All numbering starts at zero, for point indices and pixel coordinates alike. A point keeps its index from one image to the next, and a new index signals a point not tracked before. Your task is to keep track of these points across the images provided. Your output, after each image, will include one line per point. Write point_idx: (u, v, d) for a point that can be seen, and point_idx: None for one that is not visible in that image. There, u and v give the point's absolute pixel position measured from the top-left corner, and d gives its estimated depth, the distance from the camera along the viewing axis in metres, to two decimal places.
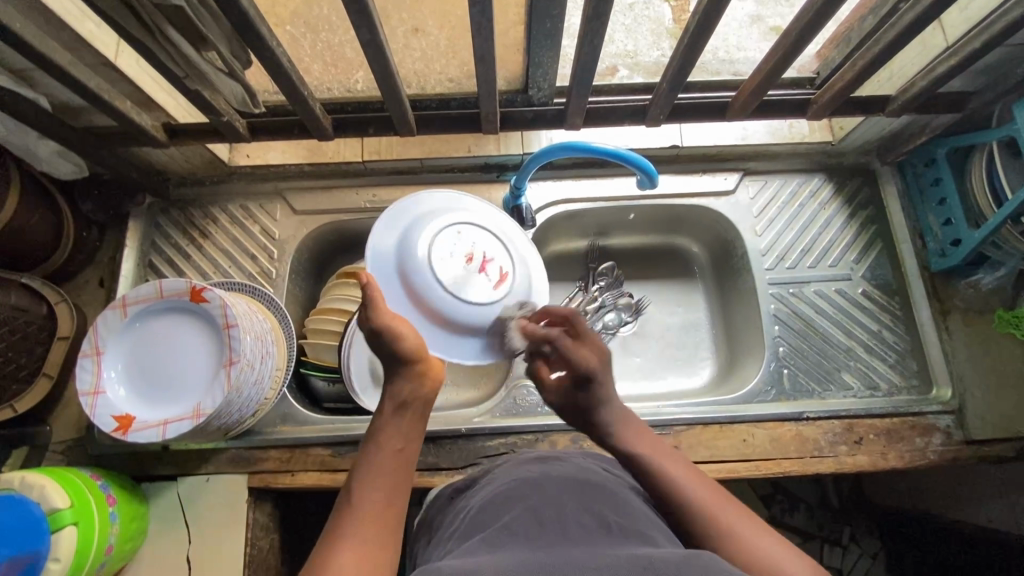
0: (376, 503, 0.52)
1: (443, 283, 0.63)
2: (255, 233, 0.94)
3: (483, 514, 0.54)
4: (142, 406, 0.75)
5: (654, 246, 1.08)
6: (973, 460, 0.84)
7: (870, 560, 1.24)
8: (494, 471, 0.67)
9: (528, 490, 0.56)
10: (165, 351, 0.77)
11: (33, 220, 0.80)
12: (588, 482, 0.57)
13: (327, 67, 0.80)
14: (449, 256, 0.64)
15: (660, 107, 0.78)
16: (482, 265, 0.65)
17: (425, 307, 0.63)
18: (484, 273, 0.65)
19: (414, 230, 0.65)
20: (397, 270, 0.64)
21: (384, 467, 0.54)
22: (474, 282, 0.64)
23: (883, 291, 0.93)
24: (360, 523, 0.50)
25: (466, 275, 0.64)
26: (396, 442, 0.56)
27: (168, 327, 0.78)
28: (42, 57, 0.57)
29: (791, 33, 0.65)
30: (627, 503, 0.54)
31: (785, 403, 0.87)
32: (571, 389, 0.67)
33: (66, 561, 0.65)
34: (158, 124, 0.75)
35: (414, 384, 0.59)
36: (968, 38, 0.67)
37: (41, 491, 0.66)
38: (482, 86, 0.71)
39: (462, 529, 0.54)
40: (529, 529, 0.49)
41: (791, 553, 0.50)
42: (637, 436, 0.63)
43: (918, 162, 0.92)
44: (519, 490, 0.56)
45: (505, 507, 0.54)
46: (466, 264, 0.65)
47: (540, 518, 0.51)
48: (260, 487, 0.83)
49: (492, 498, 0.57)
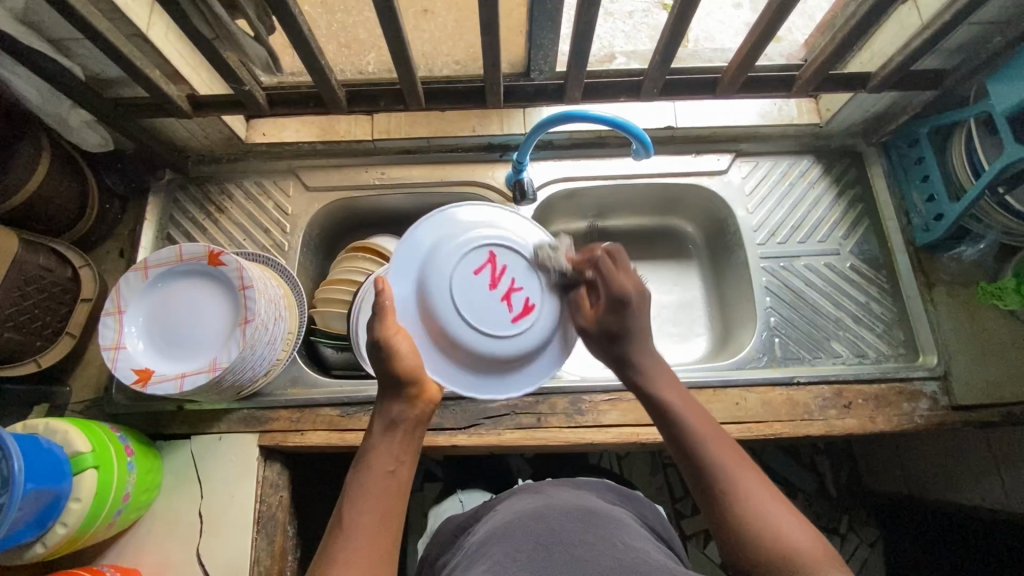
0: (369, 522, 0.54)
1: (464, 312, 0.65)
2: (269, 208, 0.98)
3: (500, 526, 0.66)
4: (168, 362, 0.79)
5: (651, 228, 1.13)
6: (960, 424, 0.87)
7: (868, 549, 1.26)
8: (499, 503, 0.77)
9: (532, 517, 0.66)
10: (190, 319, 0.81)
11: (64, 190, 0.85)
12: (593, 507, 0.70)
13: (341, 49, 0.90)
14: (473, 284, 0.66)
15: (653, 82, 0.83)
16: (508, 293, 0.67)
17: (433, 326, 0.65)
18: (507, 301, 0.67)
19: (438, 251, 0.66)
20: (416, 290, 0.66)
21: (374, 488, 0.56)
22: (495, 310, 0.66)
23: (870, 265, 0.97)
24: (351, 548, 0.52)
25: (489, 300, 0.66)
26: (385, 463, 0.57)
27: (184, 305, 0.81)
28: (83, 18, 0.62)
29: (772, 9, 0.70)
30: (621, 521, 0.68)
31: (777, 369, 0.91)
32: (606, 312, 0.65)
33: (86, 501, 0.69)
34: (184, 96, 0.80)
35: (403, 404, 0.60)
36: (942, 13, 0.72)
37: (64, 435, 0.69)
38: (487, 59, 0.75)
39: (475, 545, 0.64)
40: (535, 550, 0.59)
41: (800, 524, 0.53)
42: (667, 382, 0.64)
43: (902, 144, 0.97)
44: (525, 519, 0.66)
45: (516, 528, 0.64)
46: (489, 288, 0.66)
47: (545, 540, 0.61)
48: (271, 446, 0.86)
49: (502, 523, 0.67)
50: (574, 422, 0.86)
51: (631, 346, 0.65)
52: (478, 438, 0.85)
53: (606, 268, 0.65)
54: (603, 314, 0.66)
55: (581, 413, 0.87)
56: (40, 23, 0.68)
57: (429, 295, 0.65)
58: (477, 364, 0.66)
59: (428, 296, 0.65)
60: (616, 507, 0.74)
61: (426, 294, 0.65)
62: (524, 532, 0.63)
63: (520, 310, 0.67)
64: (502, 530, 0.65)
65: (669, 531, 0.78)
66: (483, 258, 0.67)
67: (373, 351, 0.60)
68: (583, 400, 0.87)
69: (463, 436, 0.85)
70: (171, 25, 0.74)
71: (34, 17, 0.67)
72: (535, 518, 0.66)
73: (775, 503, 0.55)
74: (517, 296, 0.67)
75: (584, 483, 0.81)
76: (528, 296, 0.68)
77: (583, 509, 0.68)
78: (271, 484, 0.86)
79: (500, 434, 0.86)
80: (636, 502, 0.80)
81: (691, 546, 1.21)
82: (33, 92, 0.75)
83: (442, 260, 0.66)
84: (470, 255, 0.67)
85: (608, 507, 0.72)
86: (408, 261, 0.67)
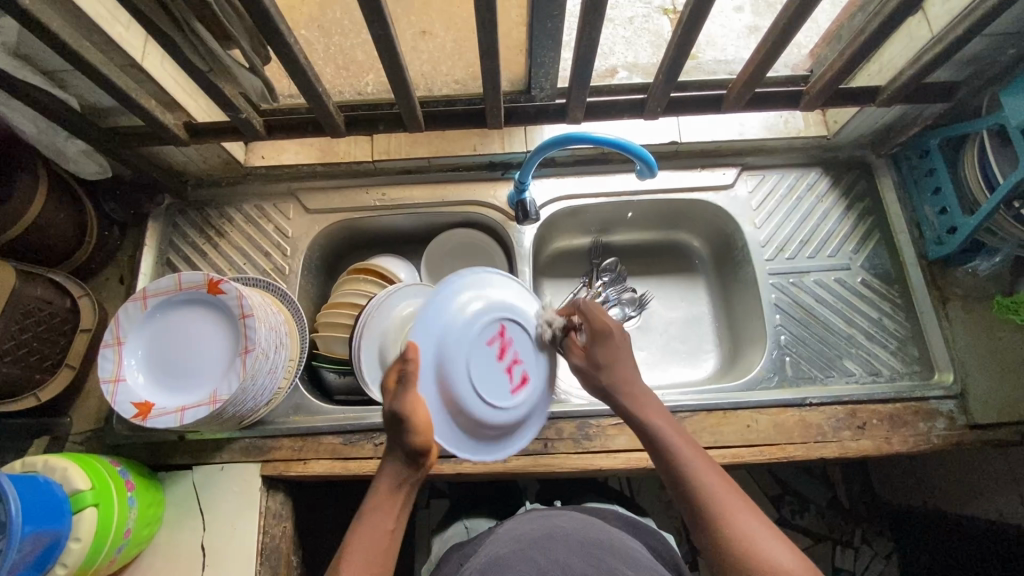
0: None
1: (476, 388, 0.66)
2: (269, 231, 0.97)
3: (501, 554, 0.66)
4: (176, 376, 0.78)
5: (655, 242, 1.11)
6: (977, 444, 0.85)
7: (883, 562, 1.22)
8: (500, 528, 0.76)
9: (534, 546, 0.66)
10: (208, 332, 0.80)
11: (62, 219, 0.84)
12: (594, 533, 0.70)
13: (340, 71, 0.90)
14: (484, 359, 0.68)
15: (657, 101, 0.81)
16: (510, 365, 0.69)
17: (450, 395, 0.65)
18: (508, 372, 0.69)
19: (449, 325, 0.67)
20: (434, 363, 0.65)
21: (374, 545, 0.56)
22: (496, 380, 0.68)
23: (882, 280, 0.95)
24: None
25: (494, 371, 0.68)
26: (386, 521, 0.58)
27: (188, 339, 0.80)
28: (76, 53, 0.61)
29: (777, 30, 0.69)
30: (623, 546, 0.68)
31: (788, 390, 0.89)
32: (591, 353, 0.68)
33: (85, 542, 0.67)
34: (181, 124, 0.79)
35: (412, 467, 0.59)
36: (951, 27, 0.71)
37: (64, 473, 0.68)
38: (487, 83, 0.73)
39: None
40: None
41: (780, 544, 0.53)
42: (659, 415, 0.64)
43: (912, 154, 0.94)
44: (528, 548, 0.66)
45: (517, 556, 0.64)
46: (498, 360, 0.69)
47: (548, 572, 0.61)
48: (273, 476, 0.85)
49: (504, 551, 0.67)
50: (581, 447, 0.85)
51: (613, 376, 0.66)
52: (484, 465, 0.83)
53: (591, 315, 0.68)
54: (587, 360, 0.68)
55: (588, 439, 0.85)
56: (33, 56, 0.67)
57: (453, 350, 0.66)
58: (471, 426, 0.67)
59: (445, 370, 0.65)
60: (621, 534, 0.73)
61: (445, 366, 0.65)
62: (527, 562, 0.63)
63: (516, 383, 0.69)
64: (503, 558, 0.64)
65: (682, 564, 0.78)
66: (495, 330, 0.69)
67: (391, 423, 0.59)
68: (590, 425, 0.86)
69: (470, 463, 0.84)
70: (166, 53, 0.74)
71: (26, 50, 0.66)
72: (536, 546, 0.66)
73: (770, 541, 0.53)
74: (518, 369, 0.70)
75: (593, 510, 0.83)
76: (526, 367, 0.71)
77: (586, 538, 0.68)
78: (274, 515, 0.84)
79: (506, 461, 0.84)
80: (648, 535, 0.80)
81: (700, 563, 1.18)
82: (28, 124, 0.74)
83: (453, 337, 0.67)
84: (480, 327, 0.68)
85: (610, 530, 0.72)
86: (440, 314, 0.67)
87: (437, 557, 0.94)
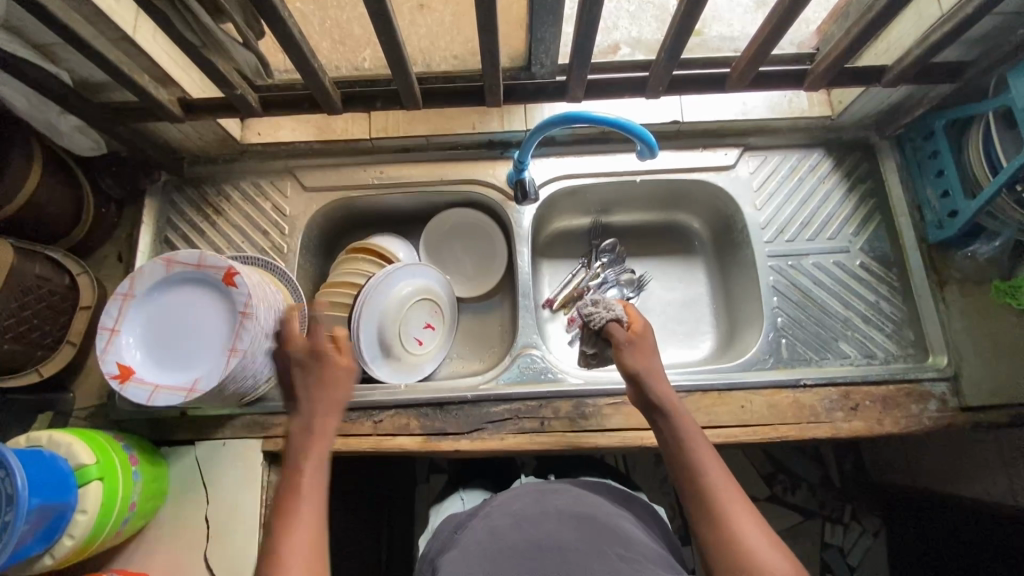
0: (309, 505, 0.58)
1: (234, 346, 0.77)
2: (267, 209, 0.97)
3: (496, 527, 0.67)
4: (169, 373, 0.78)
5: (654, 223, 1.10)
6: (968, 425, 0.86)
7: (871, 538, 1.25)
8: (494, 499, 0.78)
9: (530, 520, 0.67)
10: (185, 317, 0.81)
11: (58, 196, 0.83)
12: (589, 506, 0.71)
13: (336, 45, 0.88)
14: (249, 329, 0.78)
15: (658, 80, 0.80)
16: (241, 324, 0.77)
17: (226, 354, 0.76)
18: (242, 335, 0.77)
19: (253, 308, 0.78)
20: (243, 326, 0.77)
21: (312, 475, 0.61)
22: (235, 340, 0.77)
23: (881, 263, 0.95)
24: (297, 528, 0.56)
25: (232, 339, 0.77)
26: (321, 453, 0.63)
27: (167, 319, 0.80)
28: (65, 26, 0.60)
29: (781, 8, 0.68)
30: (617, 521, 0.70)
31: (784, 371, 0.90)
32: (643, 335, 0.73)
33: (92, 514, 0.69)
34: (175, 99, 0.78)
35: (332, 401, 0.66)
36: (960, 5, 0.69)
37: (68, 448, 0.69)
38: (485, 61, 0.72)
39: (472, 546, 0.66)
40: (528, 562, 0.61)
41: (775, 551, 0.55)
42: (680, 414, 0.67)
43: (917, 136, 0.93)
44: (523, 523, 0.67)
45: (514, 530, 0.66)
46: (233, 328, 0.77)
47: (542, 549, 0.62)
48: (274, 452, 0.86)
49: (501, 523, 0.68)
50: (578, 426, 0.86)
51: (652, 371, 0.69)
52: (481, 443, 0.85)
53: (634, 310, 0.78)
54: (635, 339, 0.73)
55: (585, 417, 0.86)
56: (22, 28, 0.66)
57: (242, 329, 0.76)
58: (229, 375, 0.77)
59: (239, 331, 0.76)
60: (614, 509, 0.74)
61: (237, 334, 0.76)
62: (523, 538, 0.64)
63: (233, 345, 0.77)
64: (499, 532, 0.66)
65: (672, 538, 0.80)
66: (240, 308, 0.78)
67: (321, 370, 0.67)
68: (586, 404, 0.87)
69: (467, 440, 0.85)
70: (158, 27, 0.72)
71: (15, 23, 0.65)
72: (532, 522, 0.67)
73: (775, 552, 0.55)
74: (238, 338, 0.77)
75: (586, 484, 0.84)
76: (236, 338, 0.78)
77: (582, 513, 0.69)
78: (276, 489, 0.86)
79: (503, 439, 0.85)
80: (642, 510, 0.82)
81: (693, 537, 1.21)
82: (20, 99, 0.73)
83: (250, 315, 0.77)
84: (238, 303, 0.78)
85: (604, 505, 0.73)
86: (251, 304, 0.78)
87: (434, 528, 0.93)
